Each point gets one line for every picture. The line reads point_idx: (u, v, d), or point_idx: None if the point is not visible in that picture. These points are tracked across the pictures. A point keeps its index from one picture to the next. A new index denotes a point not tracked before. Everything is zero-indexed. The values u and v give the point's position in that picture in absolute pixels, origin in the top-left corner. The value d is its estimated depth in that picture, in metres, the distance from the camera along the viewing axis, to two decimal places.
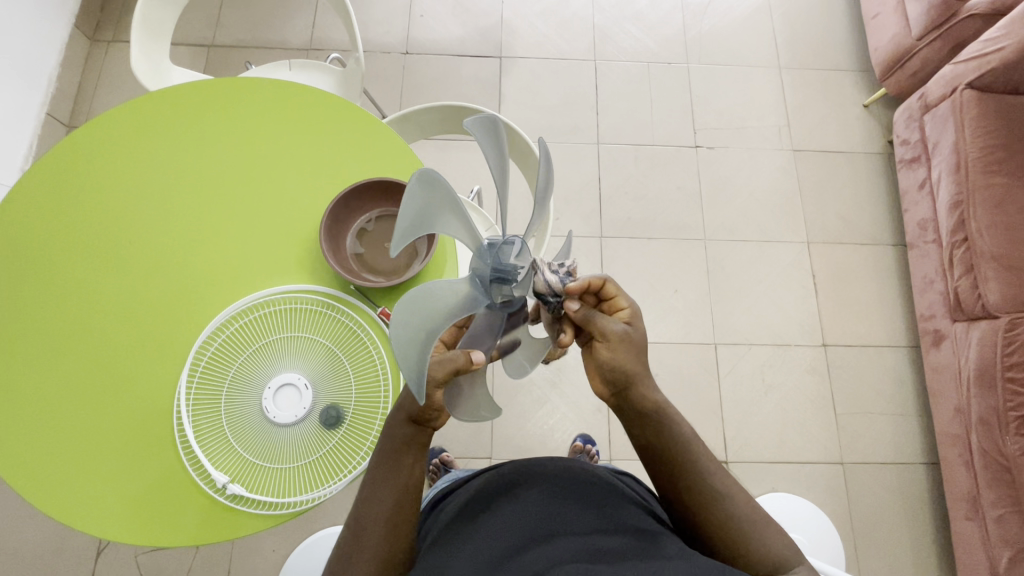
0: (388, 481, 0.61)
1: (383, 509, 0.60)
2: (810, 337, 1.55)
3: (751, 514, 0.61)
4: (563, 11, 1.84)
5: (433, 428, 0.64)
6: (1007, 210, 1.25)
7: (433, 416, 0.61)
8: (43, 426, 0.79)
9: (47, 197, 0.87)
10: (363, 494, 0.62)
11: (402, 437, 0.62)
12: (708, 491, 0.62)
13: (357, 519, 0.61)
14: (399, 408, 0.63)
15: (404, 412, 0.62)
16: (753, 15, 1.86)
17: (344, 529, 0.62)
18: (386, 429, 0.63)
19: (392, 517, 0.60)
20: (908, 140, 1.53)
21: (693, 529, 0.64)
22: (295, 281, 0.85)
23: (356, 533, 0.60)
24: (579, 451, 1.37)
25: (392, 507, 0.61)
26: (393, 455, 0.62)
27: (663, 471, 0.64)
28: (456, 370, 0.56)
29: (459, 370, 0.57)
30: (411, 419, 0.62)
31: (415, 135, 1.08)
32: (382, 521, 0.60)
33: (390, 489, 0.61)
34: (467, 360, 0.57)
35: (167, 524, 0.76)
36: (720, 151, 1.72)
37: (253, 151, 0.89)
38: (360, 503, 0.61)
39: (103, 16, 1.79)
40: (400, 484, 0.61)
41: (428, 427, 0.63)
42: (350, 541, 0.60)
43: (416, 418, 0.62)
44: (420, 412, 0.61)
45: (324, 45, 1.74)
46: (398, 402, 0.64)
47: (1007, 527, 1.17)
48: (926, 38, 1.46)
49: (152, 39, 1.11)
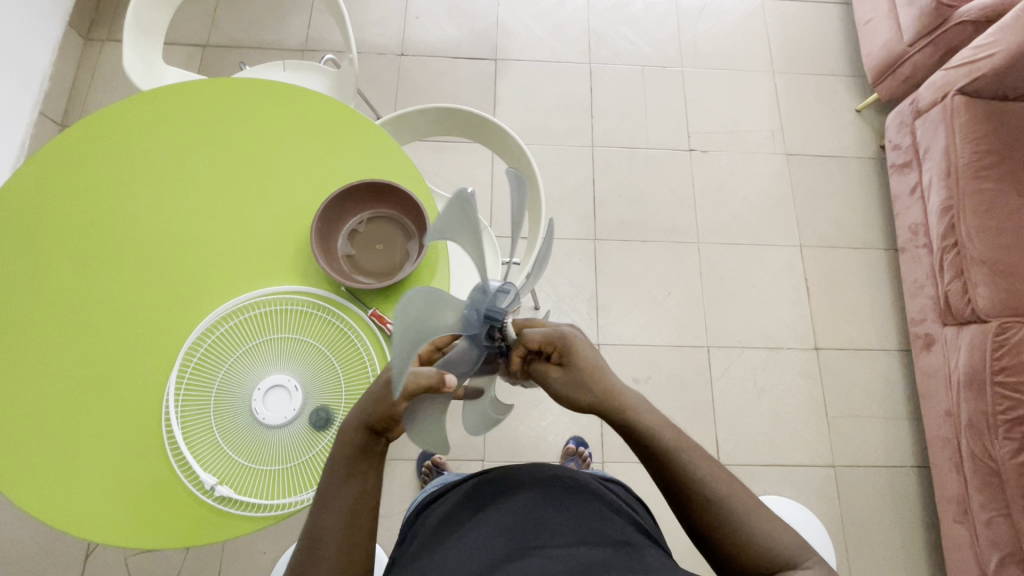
0: (345, 490, 0.61)
1: (339, 519, 0.60)
2: (802, 340, 1.56)
3: (751, 510, 0.61)
4: (558, 14, 1.85)
5: (387, 438, 0.65)
6: (996, 215, 1.26)
7: (390, 425, 0.62)
8: (30, 427, 0.78)
9: (39, 195, 0.87)
10: (319, 503, 0.61)
11: (357, 445, 0.62)
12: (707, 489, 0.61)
13: (313, 530, 0.60)
14: (355, 415, 0.63)
15: (359, 421, 0.62)
16: (748, 20, 1.87)
17: (301, 537, 0.60)
18: (341, 437, 0.63)
19: (347, 529, 0.60)
20: (899, 145, 1.54)
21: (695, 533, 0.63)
22: (285, 282, 0.85)
23: (312, 544, 0.59)
24: (572, 454, 1.39)
25: (348, 516, 0.60)
26: (348, 462, 0.62)
27: (662, 473, 0.64)
28: (428, 387, 0.53)
29: (432, 387, 0.53)
30: (366, 427, 0.62)
31: (409, 137, 1.08)
32: (338, 531, 0.59)
33: (348, 498, 0.61)
34: (441, 380, 0.53)
35: (155, 526, 0.76)
36: (714, 154, 1.72)
37: (245, 152, 0.89)
38: (315, 513, 0.60)
39: (98, 15, 1.79)
40: (356, 490, 0.61)
41: (384, 437, 0.64)
42: (305, 553, 0.59)
43: (374, 427, 0.62)
44: (377, 420, 0.62)
45: (319, 45, 1.74)
46: (353, 411, 0.63)
47: (996, 531, 1.18)
48: (918, 44, 1.47)
49: (145, 39, 1.11)
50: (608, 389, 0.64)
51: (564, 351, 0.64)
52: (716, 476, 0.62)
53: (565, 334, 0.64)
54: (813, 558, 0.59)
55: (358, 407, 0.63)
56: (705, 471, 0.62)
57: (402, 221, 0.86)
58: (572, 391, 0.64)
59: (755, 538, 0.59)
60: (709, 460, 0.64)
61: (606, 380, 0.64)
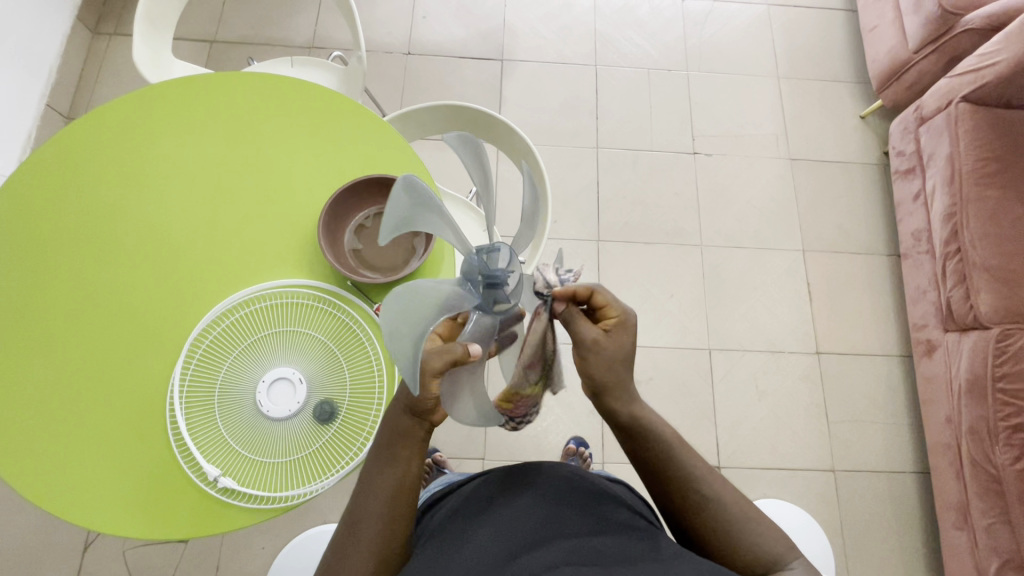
0: (384, 475, 0.61)
1: (380, 502, 0.61)
2: (804, 345, 1.56)
3: (741, 510, 0.63)
4: (565, 16, 1.86)
5: (431, 423, 0.63)
6: (1000, 222, 1.26)
7: (432, 409, 0.60)
8: (33, 416, 0.78)
9: (45, 187, 0.87)
10: (359, 486, 0.62)
11: (402, 430, 0.62)
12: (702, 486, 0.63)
13: (354, 511, 0.61)
14: (398, 399, 0.63)
15: (401, 404, 0.62)
16: (754, 25, 1.87)
17: (341, 520, 0.62)
18: (387, 420, 0.63)
19: (388, 512, 0.61)
20: (903, 151, 1.54)
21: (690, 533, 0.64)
22: (291, 276, 0.85)
23: (352, 524, 0.61)
24: (572, 453, 1.37)
25: (389, 500, 0.61)
26: (389, 446, 0.62)
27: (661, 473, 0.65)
28: (456, 361, 0.54)
29: (458, 360, 0.54)
30: (409, 410, 0.61)
31: (417, 134, 1.09)
32: (379, 513, 0.60)
33: (387, 482, 0.61)
34: (466, 353, 0.54)
35: (158, 516, 0.76)
36: (718, 158, 1.73)
37: (253, 145, 0.89)
38: (356, 495, 0.62)
39: (106, 9, 1.80)
40: (396, 477, 0.61)
41: (427, 422, 0.62)
42: (346, 530, 0.61)
43: (417, 411, 0.61)
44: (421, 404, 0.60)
45: (326, 43, 1.75)
46: (396, 395, 0.63)
47: (996, 537, 1.18)
48: (923, 51, 1.48)
49: (155, 31, 1.11)
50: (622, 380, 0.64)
51: (619, 325, 0.63)
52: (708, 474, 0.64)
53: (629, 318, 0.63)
54: (797, 558, 0.61)
55: (401, 391, 0.63)
56: (700, 470, 0.64)
57: None
58: (598, 358, 0.62)
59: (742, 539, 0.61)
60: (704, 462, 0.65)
61: (626, 373, 0.64)
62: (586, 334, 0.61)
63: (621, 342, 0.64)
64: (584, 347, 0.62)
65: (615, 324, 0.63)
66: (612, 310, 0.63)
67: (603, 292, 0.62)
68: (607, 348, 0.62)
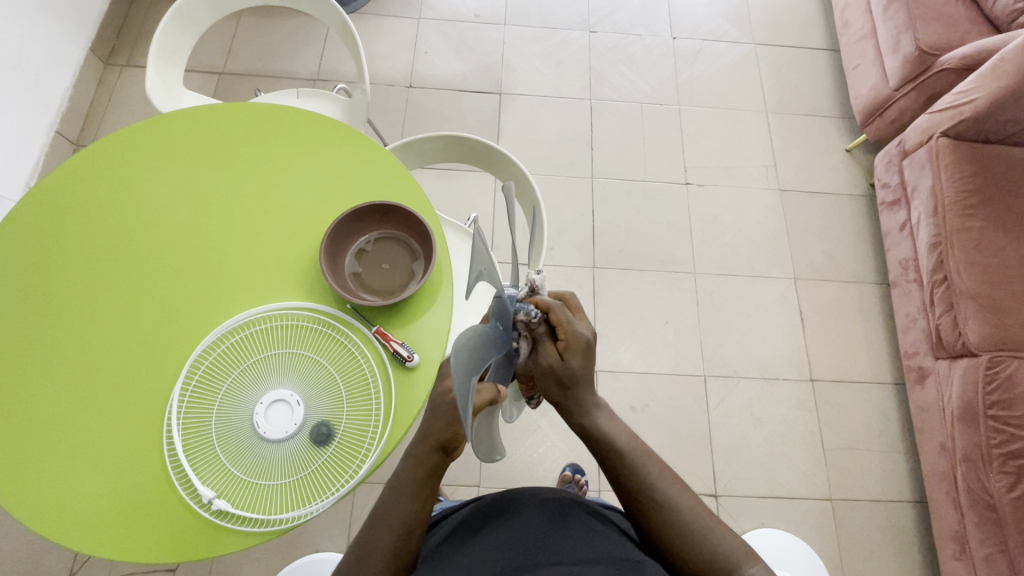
0: (400, 509, 0.62)
1: (389, 536, 0.61)
2: (797, 372, 1.58)
3: (697, 516, 0.63)
4: (560, 53, 1.94)
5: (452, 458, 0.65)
6: (984, 251, 1.30)
7: (457, 441, 0.62)
8: (31, 438, 0.78)
9: (55, 209, 0.90)
10: (372, 518, 0.63)
11: (427, 467, 0.63)
12: (650, 506, 0.64)
13: (364, 541, 0.61)
14: (422, 438, 0.63)
15: (429, 443, 0.63)
16: (741, 63, 1.96)
17: (349, 548, 0.62)
18: (411, 458, 0.63)
19: (398, 547, 0.61)
20: (888, 183, 1.59)
21: (661, 546, 0.63)
22: (292, 298, 0.86)
23: (360, 557, 0.60)
24: (568, 481, 1.37)
25: (400, 536, 0.61)
26: (414, 485, 0.62)
27: (619, 492, 0.67)
28: (491, 402, 0.56)
29: (492, 401, 0.56)
30: (436, 447, 0.63)
31: (416, 163, 1.12)
32: (388, 549, 0.60)
33: (402, 517, 0.62)
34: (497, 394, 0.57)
35: (151, 541, 0.75)
36: (711, 188, 1.78)
37: (258, 171, 0.92)
38: (368, 527, 0.62)
39: (119, 42, 1.87)
40: (412, 513, 0.62)
41: (449, 456, 0.64)
42: (353, 562, 0.60)
43: (444, 446, 0.62)
44: (448, 439, 0.62)
45: (331, 76, 1.81)
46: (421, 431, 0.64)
47: (994, 567, 1.17)
48: (903, 89, 1.55)
49: (168, 65, 1.16)
50: (582, 399, 0.65)
51: (574, 347, 0.62)
52: (664, 479, 0.65)
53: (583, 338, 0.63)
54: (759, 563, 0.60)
55: (423, 429, 0.64)
56: (655, 476, 0.65)
57: (409, 242, 0.89)
58: (548, 380, 0.64)
59: (700, 542, 0.61)
60: (660, 466, 0.66)
61: (588, 389, 0.65)
62: (544, 357, 0.62)
63: (577, 363, 0.63)
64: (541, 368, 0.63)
65: (568, 344, 0.62)
66: (565, 331, 0.62)
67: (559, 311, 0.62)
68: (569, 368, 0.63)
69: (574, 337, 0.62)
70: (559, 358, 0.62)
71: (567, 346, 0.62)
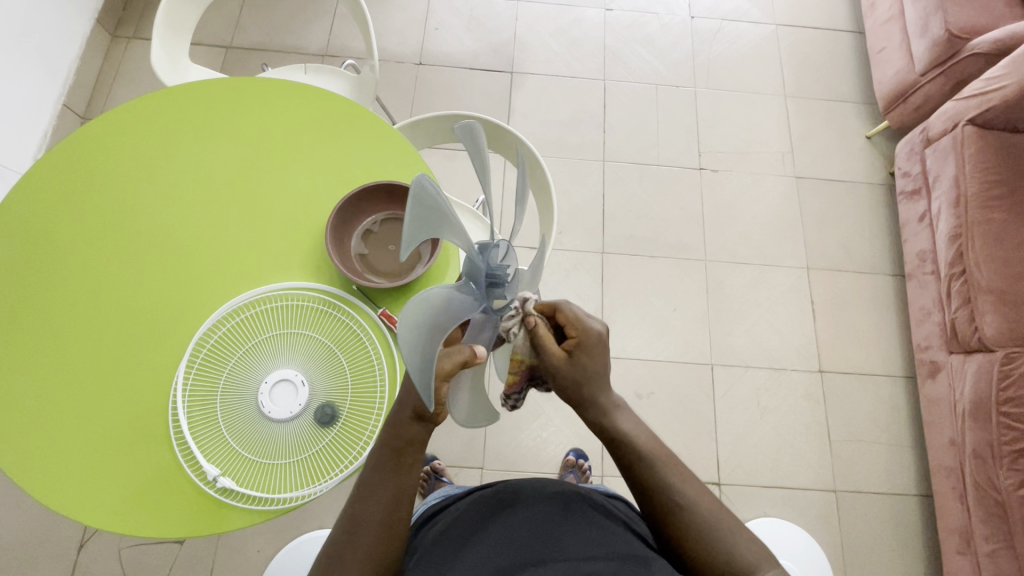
0: (387, 481, 0.62)
1: (379, 508, 0.61)
2: (806, 362, 1.56)
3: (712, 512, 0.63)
4: (575, 31, 1.88)
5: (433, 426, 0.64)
6: (1005, 245, 1.26)
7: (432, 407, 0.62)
8: (38, 411, 0.79)
9: (62, 182, 0.89)
10: (360, 491, 0.62)
11: (406, 435, 0.63)
12: (667, 507, 0.63)
13: (355, 517, 0.61)
14: (399, 407, 0.64)
15: (405, 410, 0.63)
16: (761, 45, 1.90)
17: (339, 522, 0.61)
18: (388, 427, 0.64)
19: (387, 518, 0.61)
20: (909, 172, 1.55)
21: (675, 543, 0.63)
22: (299, 279, 0.86)
23: (351, 530, 0.60)
24: (570, 465, 1.37)
25: (389, 506, 0.61)
26: (395, 453, 0.62)
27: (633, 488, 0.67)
28: (464, 364, 0.55)
29: (466, 363, 0.55)
30: (412, 415, 0.63)
31: (424, 142, 1.10)
32: (379, 521, 0.60)
33: (389, 488, 0.61)
34: (473, 354, 0.56)
35: (157, 514, 0.76)
36: (725, 174, 1.74)
37: (265, 149, 0.90)
38: (357, 500, 0.62)
39: (126, 13, 1.84)
40: (396, 484, 0.62)
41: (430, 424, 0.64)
42: (344, 539, 0.60)
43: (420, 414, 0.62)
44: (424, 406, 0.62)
45: (340, 51, 1.78)
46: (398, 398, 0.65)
47: (998, 563, 1.16)
48: (930, 74, 1.49)
49: (173, 36, 1.13)
50: (595, 396, 0.66)
51: (581, 344, 0.64)
52: (678, 475, 0.65)
53: (593, 334, 0.64)
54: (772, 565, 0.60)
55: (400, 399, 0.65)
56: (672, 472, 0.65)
57: None
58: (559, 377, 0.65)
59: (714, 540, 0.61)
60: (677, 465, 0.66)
61: (600, 389, 0.66)
62: (551, 358, 0.63)
63: (586, 360, 0.64)
64: (548, 365, 0.64)
65: (579, 341, 0.63)
66: (574, 327, 0.64)
67: (567, 308, 0.64)
68: (579, 366, 0.64)
69: (583, 334, 0.64)
70: (567, 358, 0.64)
71: (576, 342, 0.64)
